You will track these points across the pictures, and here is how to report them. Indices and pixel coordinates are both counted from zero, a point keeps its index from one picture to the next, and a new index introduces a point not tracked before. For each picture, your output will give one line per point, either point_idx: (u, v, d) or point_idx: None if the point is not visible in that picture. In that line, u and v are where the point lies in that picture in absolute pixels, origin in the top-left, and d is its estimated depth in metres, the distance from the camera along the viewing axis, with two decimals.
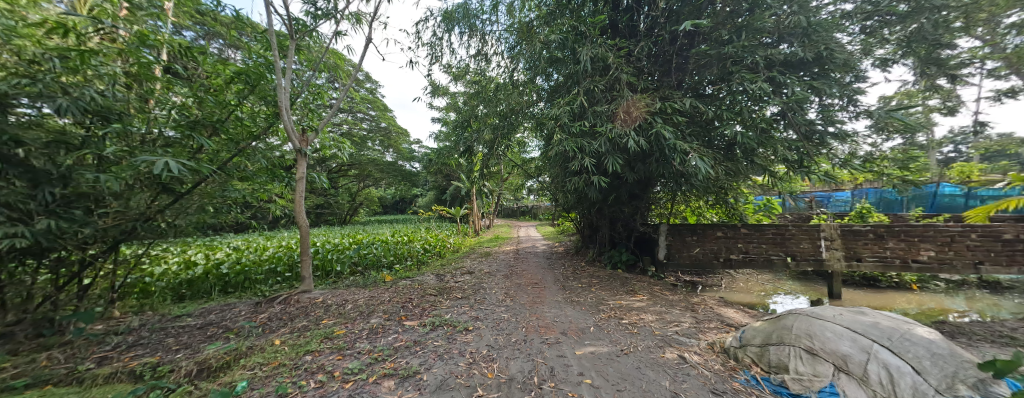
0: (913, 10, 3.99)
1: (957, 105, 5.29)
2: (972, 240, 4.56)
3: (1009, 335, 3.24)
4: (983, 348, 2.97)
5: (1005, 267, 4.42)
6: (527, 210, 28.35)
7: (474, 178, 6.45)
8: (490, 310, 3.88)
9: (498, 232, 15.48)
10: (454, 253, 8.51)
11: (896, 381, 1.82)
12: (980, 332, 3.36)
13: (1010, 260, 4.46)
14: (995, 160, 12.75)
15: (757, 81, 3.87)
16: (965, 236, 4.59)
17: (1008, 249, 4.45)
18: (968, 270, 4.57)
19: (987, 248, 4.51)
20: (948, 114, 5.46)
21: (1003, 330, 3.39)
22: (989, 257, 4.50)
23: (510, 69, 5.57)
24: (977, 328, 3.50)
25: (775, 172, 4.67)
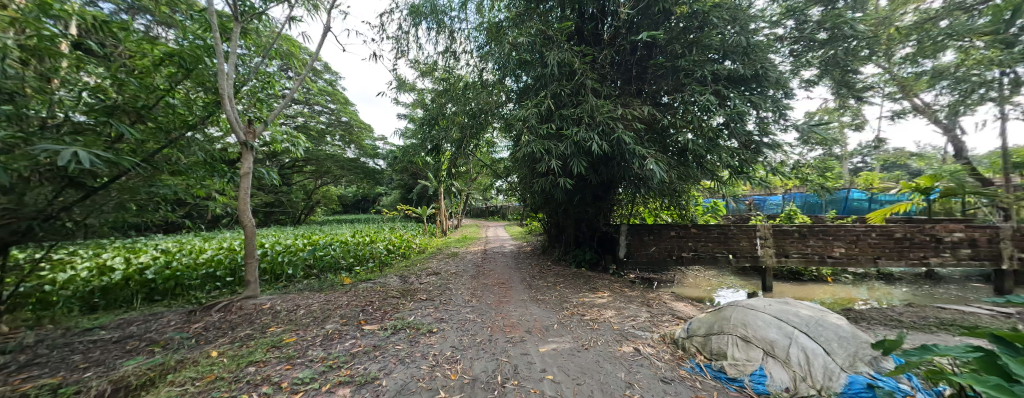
0: (830, 39, 4.55)
1: (864, 122, 6.16)
2: (873, 238, 5.33)
3: (899, 319, 3.83)
4: (879, 330, 3.49)
5: (896, 260, 5.22)
6: (495, 210, 28.35)
7: (442, 177, 6.34)
8: (455, 311, 3.83)
9: (466, 232, 15.33)
10: (420, 254, 8.28)
11: (811, 362, 2.07)
12: (877, 316, 3.94)
13: (900, 255, 5.29)
14: (892, 170, 15.03)
15: (705, 94, 4.22)
16: (868, 234, 5.35)
17: (899, 246, 5.27)
18: (870, 263, 5.33)
19: (883, 245, 5.29)
20: (858, 130, 6.33)
21: (894, 315, 4.00)
22: (885, 253, 5.30)
23: (480, 68, 5.54)
24: (875, 313, 4.10)
25: (720, 177, 5.11)
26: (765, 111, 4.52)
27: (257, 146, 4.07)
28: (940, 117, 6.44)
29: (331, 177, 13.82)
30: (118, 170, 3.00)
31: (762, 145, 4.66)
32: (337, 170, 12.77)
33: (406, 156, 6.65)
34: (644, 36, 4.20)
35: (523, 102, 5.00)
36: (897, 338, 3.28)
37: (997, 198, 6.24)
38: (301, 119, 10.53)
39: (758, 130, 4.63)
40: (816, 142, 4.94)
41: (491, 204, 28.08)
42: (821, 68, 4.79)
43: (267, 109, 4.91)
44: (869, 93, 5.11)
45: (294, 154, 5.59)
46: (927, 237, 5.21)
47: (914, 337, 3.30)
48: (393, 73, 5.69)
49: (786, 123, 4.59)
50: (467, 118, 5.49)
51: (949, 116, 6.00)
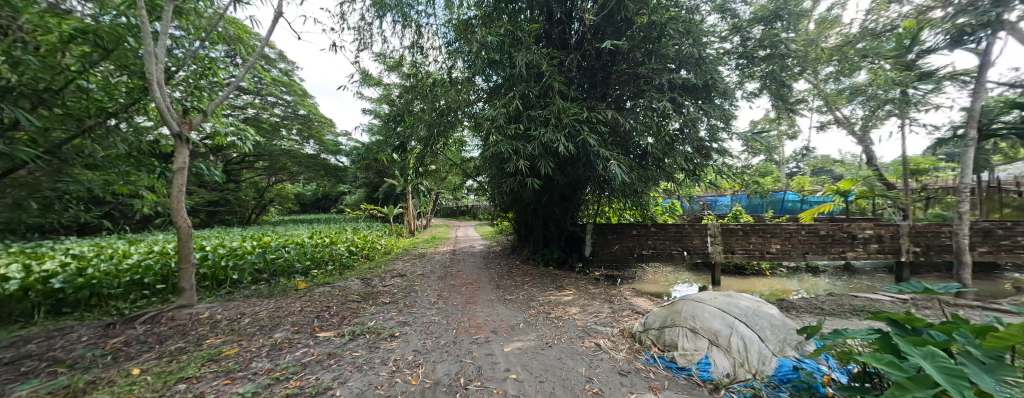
0: (769, 56, 5.03)
1: (798, 131, 6.90)
2: (802, 235, 5.97)
3: (822, 307, 4.33)
4: (807, 318, 3.92)
5: (820, 254, 5.91)
6: (465, 210, 28.00)
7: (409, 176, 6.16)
8: (419, 313, 3.72)
9: (434, 232, 14.97)
10: (386, 255, 7.96)
11: (749, 349, 2.27)
12: (805, 305, 4.43)
13: (824, 250, 5.98)
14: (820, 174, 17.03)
15: (662, 101, 4.49)
16: (799, 232, 5.99)
17: (823, 242, 5.95)
18: (800, 258, 5.97)
19: (811, 241, 5.96)
20: (793, 138, 7.07)
21: (819, 303, 4.52)
22: (812, 248, 5.96)
23: (449, 66, 5.44)
24: (803, 302, 4.60)
25: (676, 179, 5.46)
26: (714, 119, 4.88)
27: (194, 138, 3.67)
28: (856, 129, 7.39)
29: (287, 174, 12.86)
30: (13, 161, 2.74)
31: (712, 151, 5.04)
32: (293, 166, 11.90)
33: (370, 153, 6.37)
34: (607, 43, 4.37)
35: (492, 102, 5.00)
36: (821, 324, 3.70)
37: (899, 200, 7.27)
38: (251, 110, 9.66)
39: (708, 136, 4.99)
40: (757, 149, 5.44)
41: (461, 204, 27.68)
42: (762, 81, 5.28)
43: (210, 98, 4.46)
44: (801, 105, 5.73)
45: (242, 148, 5.11)
46: (845, 234, 5.94)
47: (834, 322, 3.74)
48: (357, 66, 5.41)
49: (732, 130, 4.99)
50: (434, 116, 5.37)
51: (863, 128, 6.89)
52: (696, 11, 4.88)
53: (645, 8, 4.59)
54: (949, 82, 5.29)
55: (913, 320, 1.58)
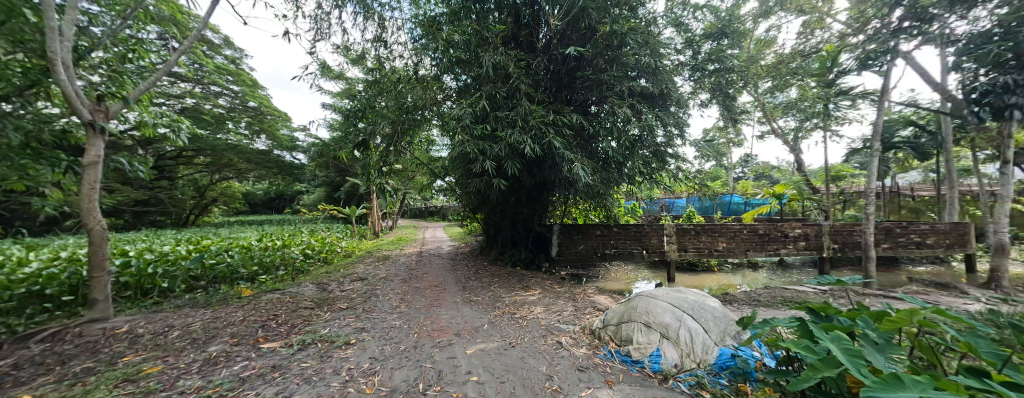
0: (717, 69, 5.46)
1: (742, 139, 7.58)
2: (745, 234, 6.55)
3: (759, 299, 4.78)
4: (749, 309, 4.31)
5: (759, 251, 6.53)
6: (434, 210, 27.38)
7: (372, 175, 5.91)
8: (379, 318, 3.58)
9: (400, 233, 14.45)
10: (346, 258, 7.55)
11: (694, 340, 2.45)
12: (746, 298, 4.86)
13: (762, 247, 6.61)
14: (762, 179, 18.88)
15: (622, 107, 4.71)
16: (742, 231, 6.57)
17: (761, 240, 6.58)
18: (743, 254, 6.54)
19: (751, 239, 6.56)
20: (738, 146, 7.76)
21: (758, 296, 4.99)
22: (752, 246, 6.56)
23: (415, 63, 5.28)
24: (745, 295, 5.06)
25: (636, 182, 5.75)
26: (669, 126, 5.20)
27: (111, 128, 3.22)
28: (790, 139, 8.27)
29: (233, 171, 11.76)
30: None
31: (667, 155, 5.36)
32: (240, 163, 10.90)
33: (329, 149, 6.02)
34: (572, 50, 4.50)
35: (459, 101, 4.94)
36: (758, 315, 4.09)
37: (822, 203, 8.26)
38: (190, 100, 8.49)
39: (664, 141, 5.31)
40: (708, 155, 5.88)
41: (429, 204, 26.98)
42: (711, 92, 5.72)
43: (135, 84, 3.96)
44: (745, 116, 6.30)
45: (176, 141, 4.58)
46: (779, 232, 6.62)
47: (770, 312, 4.15)
48: (314, 57, 5.08)
49: (686, 137, 5.36)
50: (398, 114, 5.20)
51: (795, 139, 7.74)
52: (653, 24, 5.18)
53: (608, 17, 4.79)
54: (860, 100, 6.11)
55: (826, 308, 1.80)
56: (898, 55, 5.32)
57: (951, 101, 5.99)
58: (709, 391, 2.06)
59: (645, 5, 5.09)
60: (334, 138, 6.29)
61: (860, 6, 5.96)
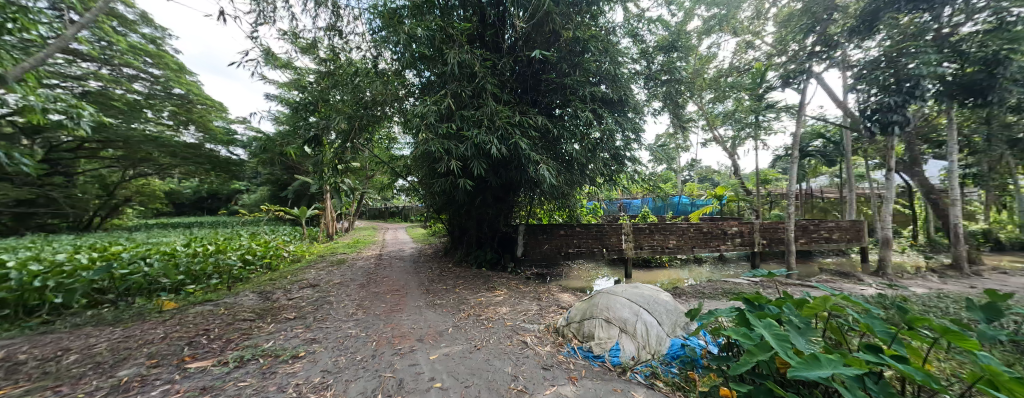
0: (669, 80, 5.88)
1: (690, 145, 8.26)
2: (692, 232, 7.14)
3: (704, 291, 5.25)
4: (698, 301, 4.70)
5: (704, 247, 7.17)
6: (395, 211, 26.26)
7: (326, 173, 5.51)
8: (332, 327, 3.34)
9: (356, 235, 13.64)
10: (296, 263, 6.95)
11: (649, 333, 2.61)
12: (695, 291, 5.30)
13: (705, 244, 7.26)
14: (706, 181, 20.74)
15: (585, 111, 4.90)
16: (689, 229, 7.15)
17: (705, 237, 7.22)
18: (690, 251, 7.13)
19: (697, 236, 7.18)
20: (686, 150, 8.43)
21: (704, 288, 5.46)
22: (698, 243, 7.18)
23: (374, 56, 5.02)
24: (693, 288, 5.51)
25: (597, 184, 6.00)
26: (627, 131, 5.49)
27: None
28: (729, 146, 9.17)
29: (154, 166, 10.29)
30: None
31: (625, 158, 5.66)
32: (163, 157, 9.56)
33: (275, 144, 5.48)
34: (537, 53, 4.56)
35: (423, 98, 4.79)
36: (703, 306, 4.48)
37: (755, 204, 9.27)
38: (94, 83, 7.13)
39: (623, 145, 5.59)
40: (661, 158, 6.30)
41: (388, 204, 25.81)
42: (664, 100, 6.15)
43: (18, 61, 3.28)
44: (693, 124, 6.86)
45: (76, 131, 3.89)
46: (720, 230, 7.32)
47: (715, 303, 4.58)
48: (256, 42, 4.61)
49: (641, 141, 5.70)
50: (355, 109, 4.92)
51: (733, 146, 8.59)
52: (613, 33, 5.45)
53: (571, 23, 4.95)
54: (785, 113, 6.97)
55: (759, 298, 2.02)
56: (813, 75, 6.16)
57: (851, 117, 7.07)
58: (663, 380, 2.22)
59: (605, 15, 5.34)
60: (282, 133, 5.76)
61: (783, 31, 6.81)
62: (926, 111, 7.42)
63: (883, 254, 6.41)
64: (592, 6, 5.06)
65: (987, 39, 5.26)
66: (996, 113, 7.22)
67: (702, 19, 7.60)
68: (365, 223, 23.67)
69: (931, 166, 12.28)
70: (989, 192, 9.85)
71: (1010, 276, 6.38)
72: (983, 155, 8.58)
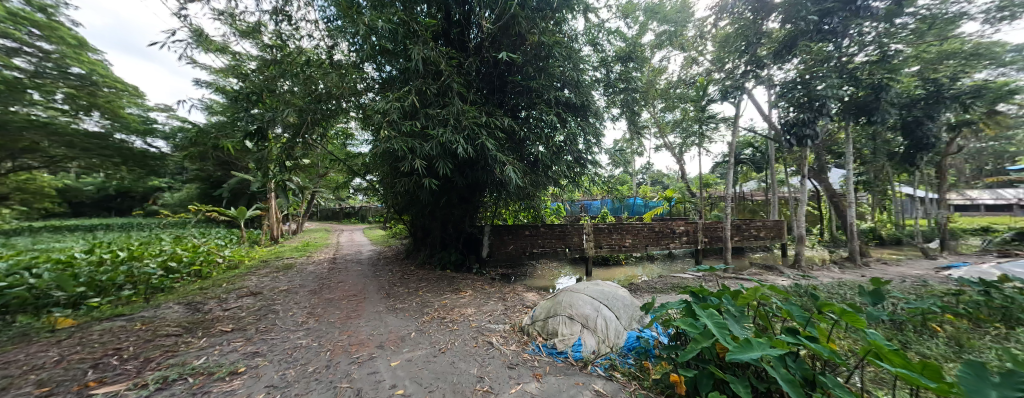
0: (627, 88, 6.22)
1: (643, 150, 8.82)
2: (646, 231, 7.64)
3: (657, 286, 5.64)
4: (653, 296, 5.04)
5: (656, 245, 7.71)
6: (350, 212, 24.72)
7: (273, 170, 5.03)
8: (278, 339, 3.05)
9: (305, 237, 12.60)
10: (234, 271, 6.20)
11: (609, 328, 2.75)
12: (650, 286, 5.68)
13: (657, 242, 7.81)
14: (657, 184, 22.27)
15: (549, 114, 5.01)
16: (643, 229, 7.63)
17: (657, 236, 7.75)
18: (644, 249, 7.62)
19: (650, 235, 7.69)
20: (641, 155, 8.99)
21: (658, 284, 5.86)
22: (651, 241, 7.69)
23: (329, 46, 4.70)
24: (648, 284, 5.89)
25: (560, 185, 6.16)
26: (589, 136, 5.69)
27: None
28: (678, 152, 9.94)
29: None
30: None
31: (587, 161, 5.88)
32: None
33: (208, 136, 4.85)
34: (503, 55, 4.57)
35: (384, 94, 4.58)
36: (656, 300, 4.81)
37: (699, 205, 10.15)
38: None
39: (585, 149, 5.80)
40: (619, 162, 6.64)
41: (342, 204, 24.29)
42: (622, 108, 6.48)
43: None
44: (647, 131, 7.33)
45: None
46: (670, 230, 7.92)
47: (667, 296, 4.94)
48: (186, 21, 4.08)
49: (601, 145, 5.95)
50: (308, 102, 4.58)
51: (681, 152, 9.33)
52: (575, 40, 5.60)
53: (536, 28, 5.03)
54: (723, 123, 7.74)
55: (703, 291, 2.21)
56: (746, 91, 6.92)
57: (775, 130, 8.05)
58: (620, 371, 2.34)
59: (569, 22, 5.50)
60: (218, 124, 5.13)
61: (721, 50, 7.55)
62: (832, 127, 8.70)
63: (799, 249, 7.40)
64: (556, 13, 5.18)
65: (874, 69, 6.29)
66: (881, 131, 8.67)
67: (654, 34, 8.08)
68: (315, 224, 22.02)
69: (835, 173, 14.40)
70: (876, 196, 11.79)
71: (891, 266, 7.69)
72: (873, 165, 10.23)
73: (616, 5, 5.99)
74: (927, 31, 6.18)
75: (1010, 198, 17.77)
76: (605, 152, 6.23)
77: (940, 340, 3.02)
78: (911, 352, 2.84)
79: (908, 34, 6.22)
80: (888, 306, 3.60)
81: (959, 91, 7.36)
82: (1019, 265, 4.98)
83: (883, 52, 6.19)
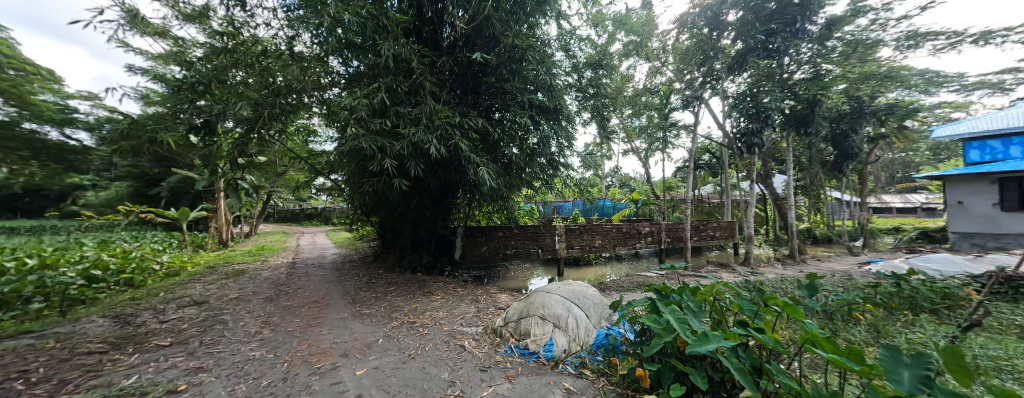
0: (597, 93, 6.42)
1: (612, 153, 9.15)
2: (614, 232, 7.93)
3: (625, 285, 5.88)
4: (622, 294, 5.23)
5: (623, 245, 8.04)
6: (311, 213, 23.23)
7: (223, 168, 4.61)
8: (226, 352, 2.79)
9: (260, 241, 11.68)
10: (175, 278, 5.58)
11: (579, 327, 2.83)
12: (618, 285, 5.90)
13: (624, 243, 8.13)
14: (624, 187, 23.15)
15: (523, 117, 5.06)
16: (612, 229, 7.92)
17: (625, 237, 8.07)
18: (613, 248, 7.92)
19: (618, 235, 7.99)
20: (609, 158, 9.32)
21: (626, 282, 6.10)
22: (619, 241, 8.01)
23: (289, 37, 4.41)
24: (616, 283, 6.12)
25: (533, 187, 6.23)
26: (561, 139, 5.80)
27: None
28: (643, 156, 10.43)
29: None
30: None
31: (560, 164, 5.99)
32: None
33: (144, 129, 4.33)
34: (477, 55, 4.52)
35: (351, 90, 4.39)
36: (624, 299, 5.01)
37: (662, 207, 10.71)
38: None
39: (558, 152, 5.90)
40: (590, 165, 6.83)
41: (303, 204, 22.84)
42: (592, 112, 6.68)
43: None
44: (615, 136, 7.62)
45: None
46: (636, 230, 8.28)
47: (635, 295, 5.16)
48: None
49: (573, 149, 6.09)
50: (264, 96, 4.25)
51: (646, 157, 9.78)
52: (548, 45, 5.69)
53: (510, 31, 5.00)
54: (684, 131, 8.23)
55: (666, 288, 2.33)
56: (703, 101, 7.42)
57: (728, 138, 8.71)
58: (590, 368, 2.41)
59: (542, 27, 5.58)
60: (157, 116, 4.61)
61: (681, 62, 8.05)
62: (776, 136, 9.56)
63: (749, 247, 8.04)
64: (530, 17, 5.24)
65: (810, 86, 7.02)
66: (816, 141, 9.68)
67: (621, 44, 8.44)
68: (272, 226, 20.50)
69: (778, 179, 15.85)
70: (812, 199, 13.12)
71: (824, 262, 8.60)
72: (809, 172, 11.39)
73: (587, 13, 6.19)
74: (851, 54, 7.03)
75: (915, 202, 20.61)
76: (577, 155, 6.37)
77: (863, 327, 3.44)
78: (840, 339, 3.20)
79: (837, 56, 7.02)
80: (821, 297, 4.04)
81: (877, 108, 8.42)
82: (923, 260, 5.79)
83: (817, 71, 6.94)
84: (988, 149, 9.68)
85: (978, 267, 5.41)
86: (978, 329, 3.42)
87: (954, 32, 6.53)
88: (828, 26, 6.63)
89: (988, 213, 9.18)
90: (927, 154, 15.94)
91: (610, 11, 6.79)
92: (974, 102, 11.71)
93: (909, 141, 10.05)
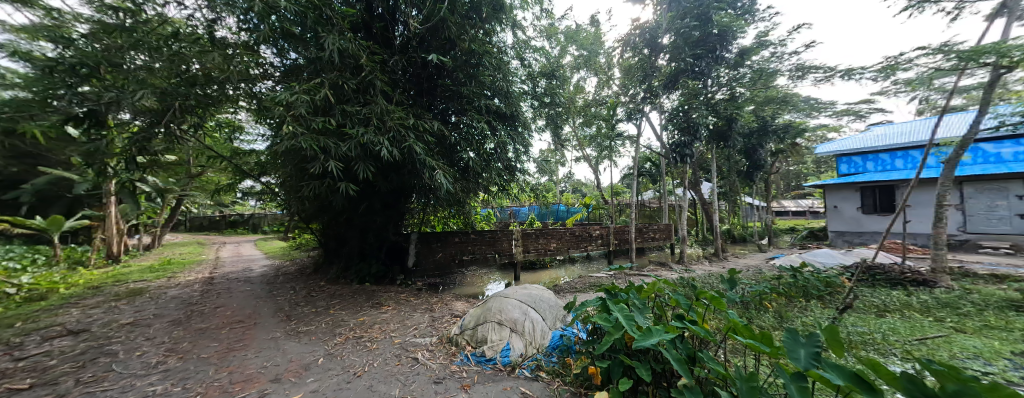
0: (552, 102, 6.64)
1: (565, 159, 9.54)
2: (567, 235, 8.24)
3: (577, 286, 6.12)
4: (576, 296, 5.42)
5: (575, 248, 8.41)
6: (234, 221, 20.44)
7: (117, 167, 3.84)
8: (114, 390, 2.29)
9: (167, 254, 9.95)
10: (40, 303, 4.45)
11: (535, 330, 2.87)
12: (572, 287, 6.11)
13: (577, 246, 8.50)
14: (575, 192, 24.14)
15: (480, 122, 5.05)
16: (565, 233, 8.20)
17: (577, 240, 8.44)
18: (565, 251, 8.21)
19: (570, 238, 8.32)
20: (563, 164, 9.70)
21: (579, 284, 6.35)
22: (572, 244, 8.34)
23: (208, 19, 3.81)
24: (570, 285, 6.32)
25: (489, 192, 6.20)
26: (516, 145, 5.88)
27: None
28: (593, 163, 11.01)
29: None
30: None
31: (515, 169, 6.06)
32: None
33: None
34: (433, 57, 4.40)
35: (287, 84, 3.98)
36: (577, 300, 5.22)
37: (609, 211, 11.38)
38: None
39: (512, 157, 5.98)
40: (546, 171, 7.00)
41: (223, 210, 20.00)
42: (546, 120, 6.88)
43: None
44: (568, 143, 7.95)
45: None
46: (587, 233, 8.71)
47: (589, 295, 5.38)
48: None
49: (529, 154, 6.22)
50: (176, 85, 3.67)
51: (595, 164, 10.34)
52: (505, 52, 5.75)
53: (466, 35, 4.94)
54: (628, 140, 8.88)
55: (614, 287, 2.47)
56: (644, 114, 8.09)
57: (665, 148, 9.60)
58: (545, 370, 2.44)
59: (500, 34, 5.64)
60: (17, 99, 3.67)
61: (626, 77, 8.72)
62: (703, 148, 10.76)
63: (684, 248, 8.89)
64: (486, 24, 5.25)
65: (729, 104, 8.04)
66: (733, 153, 11.13)
67: (573, 57, 8.89)
68: (182, 236, 17.53)
69: (705, 186, 17.81)
70: (732, 204, 15.01)
71: (741, 259, 9.87)
72: (729, 180, 13.04)
73: (541, 25, 6.40)
74: (758, 80, 8.24)
75: (805, 206, 24.66)
76: (534, 161, 6.48)
77: (771, 314, 4.02)
78: (755, 325, 3.71)
79: (748, 81, 8.18)
80: (740, 290, 4.63)
81: (777, 127, 9.96)
82: (813, 254, 6.93)
83: (733, 93, 7.98)
84: (853, 164, 11.97)
85: (849, 259, 6.66)
86: (850, 310, 4.20)
87: (829, 68, 8.01)
88: (742, 54, 7.72)
89: (854, 215, 11.34)
90: (813, 166, 19.20)
91: (561, 25, 7.13)
92: (845, 125, 14.43)
93: (801, 156, 12.06)
